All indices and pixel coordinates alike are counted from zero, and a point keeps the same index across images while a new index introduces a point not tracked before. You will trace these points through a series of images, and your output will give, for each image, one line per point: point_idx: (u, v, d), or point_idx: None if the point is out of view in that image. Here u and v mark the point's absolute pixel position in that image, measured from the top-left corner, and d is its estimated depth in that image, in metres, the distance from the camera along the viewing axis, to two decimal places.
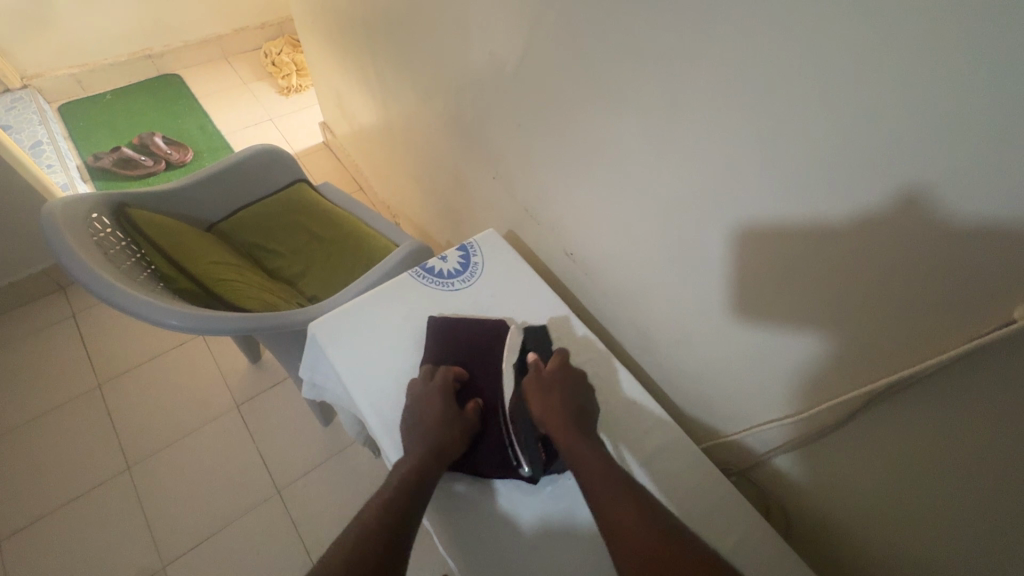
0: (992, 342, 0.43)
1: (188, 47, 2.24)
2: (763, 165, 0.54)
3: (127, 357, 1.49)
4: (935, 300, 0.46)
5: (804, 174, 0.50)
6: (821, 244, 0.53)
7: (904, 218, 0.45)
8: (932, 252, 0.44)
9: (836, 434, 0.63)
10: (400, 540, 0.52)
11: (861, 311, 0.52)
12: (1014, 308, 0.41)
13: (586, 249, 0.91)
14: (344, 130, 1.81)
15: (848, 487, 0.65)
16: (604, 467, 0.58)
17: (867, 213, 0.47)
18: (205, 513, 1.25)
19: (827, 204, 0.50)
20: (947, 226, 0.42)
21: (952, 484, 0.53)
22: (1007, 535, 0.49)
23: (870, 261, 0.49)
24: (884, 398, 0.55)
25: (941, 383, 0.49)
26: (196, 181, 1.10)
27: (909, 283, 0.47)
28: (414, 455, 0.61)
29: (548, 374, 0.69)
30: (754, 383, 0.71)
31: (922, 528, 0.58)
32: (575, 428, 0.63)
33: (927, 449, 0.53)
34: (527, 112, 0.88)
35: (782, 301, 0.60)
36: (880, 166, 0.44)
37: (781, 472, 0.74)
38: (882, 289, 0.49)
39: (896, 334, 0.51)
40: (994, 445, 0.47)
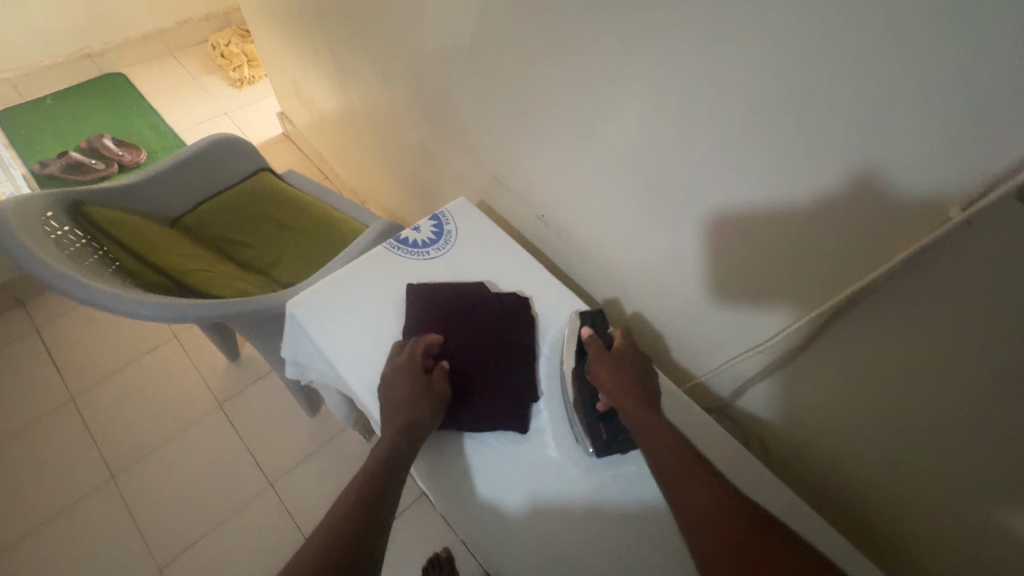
0: (937, 242, 0.46)
1: (129, 43, 2.14)
2: (718, 98, 0.55)
3: (98, 366, 1.45)
4: (880, 212, 0.49)
5: (758, 99, 0.52)
6: (776, 173, 0.55)
7: (851, 129, 0.46)
8: (881, 160, 0.46)
9: (806, 356, 0.66)
10: (376, 519, 0.51)
11: (818, 233, 0.55)
12: (953, 204, 0.44)
13: (556, 211, 0.92)
14: (304, 118, 1.77)
15: (819, 407, 0.69)
16: (663, 425, 0.61)
17: (819, 129, 0.49)
18: (198, 513, 1.24)
19: (779, 127, 0.51)
20: (891, 132, 0.44)
21: (910, 387, 0.56)
22: (958, 420, 0.54)
23: (823, 179, 0.51)
24: (843, 313, 0.58)
25: (888, 290, 0.53)
26: (152, 174, 1.07)
27: (859, 196, 0.49)
28: (390, 433, 0.61)
29: (617, 353, 0.69)
30: (726, 322, 0.73)
31: (884, 432, 0.62)
32: (637, 393, 0.65)
33: (885, 356, 0.57)
34: (487, 80, 0.88)
35: (744, 237, 0.63)
36: (830, 79, 0.45)
37: (756, 401, 0.78)
38: (835, 208, 0.52)
39: (851, 250, 0.53)
40: (944, 342, 0.51)
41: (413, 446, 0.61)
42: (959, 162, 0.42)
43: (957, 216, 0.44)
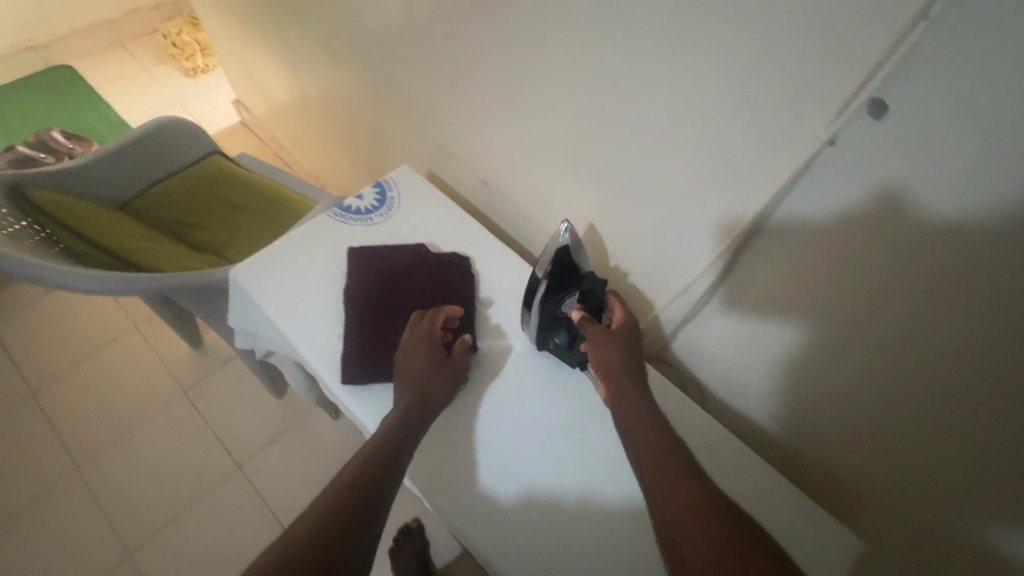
0: (812, 161, 0.51)
1: (76, 34, 2.08)
2: (627, 43, 0.59)
3: (57, 360, 1.43)
4: (770, 139, 0.53)
5: (660, 39, 0.55)
6: (681, 115, 0.59)
7: (735, 61, 0.51)
8: (764, 90, 0.50)
9: (723, 291, 0.70)
10: (377, 492, 0.53)
11: (723, 168, 0.59)
12: (821, 125, 0.48)
13: (499, 176, 0.94)
14: (259, 104, 1.75)
15: (741, 344, 0.72)
16: (656, 429, 0.56)
17: (710, 63, 0.53)
18: (166, 498, 1.25)
19: (679, 65, 0.55)
20: (765, 64, 0.49)
21: (804, 311, 0.62)
22: (850, 333, 0.58)
23: (719, 114, 0.55)
24: (747, 246, 0.62)
25: (780, 216, 0.57)
26: (97, 157, 1.06)
27: (748, 128, 0.54)
28: (403, 406, 0.63)
29: (619, 330, 0.68)
30: (658, 270, 0.77)
31: (795, 357, 0.67)
32: (635, 378, 0.64)
33: (785, 283, 0.62)
34: (426, 47, 0.89)
35: (665, 179, 0.66)
36: (716, 13, 0.50)
37: (689, 346, 0.81)
38: (731, 141, 0.56)
39: (752, 183, 0.57)
40: (830, 261, 0.56)
41: (412, 437, 0.60)
42: (821, 84, 0.46)
43: (823, 135, 0.48)
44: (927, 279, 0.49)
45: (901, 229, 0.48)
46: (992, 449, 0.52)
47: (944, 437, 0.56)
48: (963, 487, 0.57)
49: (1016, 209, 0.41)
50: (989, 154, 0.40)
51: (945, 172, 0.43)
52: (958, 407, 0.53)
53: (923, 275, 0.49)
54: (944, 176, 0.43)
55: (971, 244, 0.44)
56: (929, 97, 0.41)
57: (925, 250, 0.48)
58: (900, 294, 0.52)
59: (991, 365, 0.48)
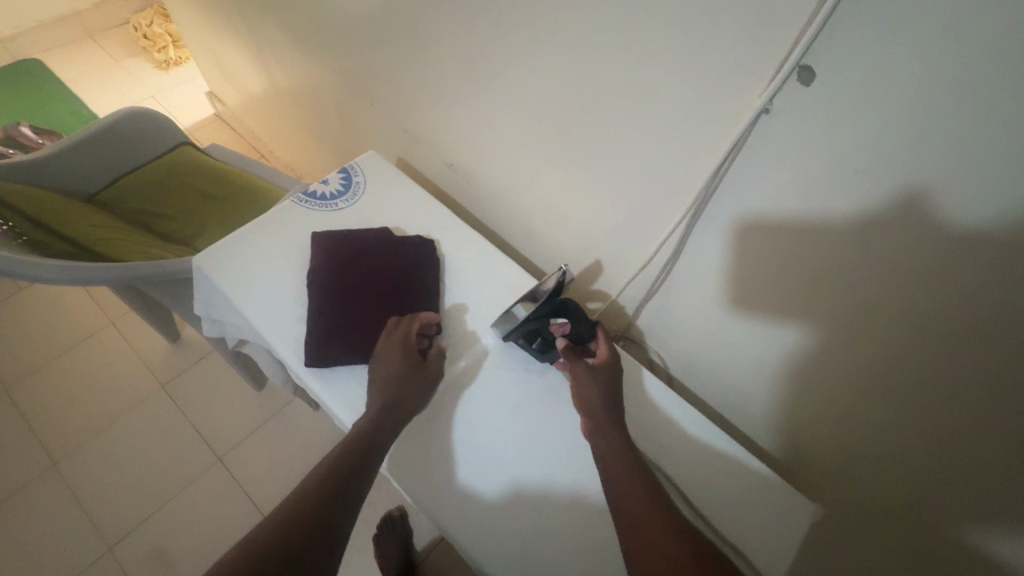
0: (753, 130, 0.53)
1: (42, 27, 2.04)
2: (576, 18, 0.60)
3: (30, 358, 1.41)
4: (717, 110, 0.54)
5: (607, 14, 0.57)
6: (632, 88, 0.60)
7: (676, 32, 0.52)
8: (704, 61, 0.52)
9: (683, 266, 0.71)
10: (343, 499, 0.53)
11: (677, 139, 0.60)
12: (756, 94, 0.50)
13: (467, 160, 0.94)
14: (231, 95, 1.73)
15: (701, 317, 0.74)
16: (639, 484, 0.54)
17: (653, 34, 0.54)
18: (146, 492, 1.25)
19: (625, 39, 0.57)
20: (704, 34, 0.51)
21: (759, 282, 0.63)
22: (803, 298, 0.60)
23: (666, 86, 0.57)
24: (699, 218, 0.64)
25: (732, 188, 0.58)
26: (61, 148, 1.04)
27: (695, 99, 0.55)
28: (375, 408, 0.63)
29: (601, 364, 0.68)
30: (620, 248, 0.78)
31: (752, 330, 0.69)
32: (613, 413, 0.64)
33: (739, 254, 0.63)
34: (390, 31, 0.89)
35: (625, 153, 0.67)
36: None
37: (654, 322, 0.82)
38: (677, 113, 0.58)
39: (701, 154, 0.59)
40: (778, 230, 0.58)
41: (381, 442, 0.60)
42: (754, 52, 0.48)
43: (757, 103, 0.50)
44: (865, 242, 0.51)
45: (843, 195, 0.50)
46: (942, 401, 0.54)
47: (903, 395, 0.57)
48: (925, 446, 0.58)
49: (933, 165, 0.43)
50: (905, 115, 0.42)
51: (870, 133, 0.45)
52: (912, 364, 0.54)
53: (862, 238, 0.51)
54: (870, 138, 0.45)
55: (900, 202, 0.47)
56: (851, 62, 0.43)
57: (861, 211, 0.50)
58: (841, 257, 0.54)
59: (931, 319, 0.50)
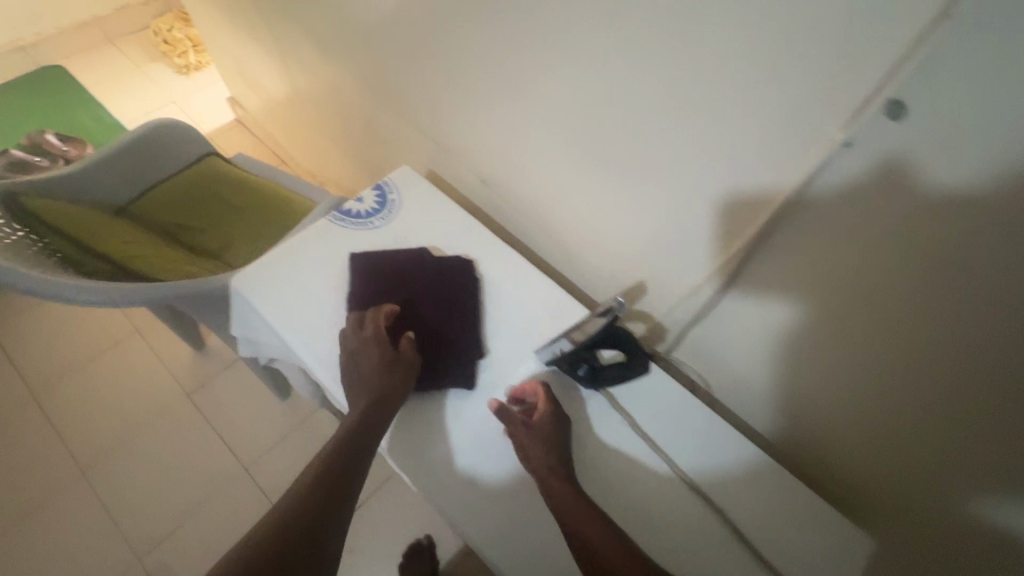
0: (825, 160, 0.50)
1: (65, 33, 2.05)
2: (633, 41, 0.58)
3: (58, 365, 1.42)
4: (787, 139, 0.52)
5: (666, 35, 0.55)
6: (690, 114, 0.58)
7: (746, 56, 0.50)
8: (776, 89, 0.50)
9: (735, 291, 0.68)
10: (324, 517, 0.53)
11: (736, 166, 0.57)
12: (835, 124, 0.48)
13: (501, 174, 0.91)
14: (253, 101, 1.72)
15: (749, 344, 0.71)
16: (611, 538, 0.55)
17: (718, 59, 0.52)
18: (174, 501, 1.25)
19: (687, 62, 0.55)
20: (778, 61, 0.48)
21: (820, 311, 0.61)
22: (859, 328, 0.58)
23: (729, 113, 0.55)
24: (757, 248, 0.61)
25: (799, 216, 0.56)
26: (92, 161, 1.05)
27: (762, 127, 0.53)
28: (354, 416, 0.62)
29: (541, 418, 0.66)
30: (665, 270, 0.75)
31: (786, 353, 0.68)
32: (564, 464, 0.63)
33: (799, 284, 0.60)
34: (425, 43, 0.86)
35: (677, 176, 0.64)
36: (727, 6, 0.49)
37: (697, 346, 0.79)
38: (741, 141, 0.55)
39: (763, 180, 0.56)
40: (846, 261, 0.55)
41: (360, 450, 0.60)
42: (835, 82, 0.46)
43: (838, 136, 0.48)
44: (945, 279, 0.48)
45: (927, 229, 0.47)
46: (965, 388, 0.53)
47: (923, 382, 0.56)
48: (946, 429, 0.57)
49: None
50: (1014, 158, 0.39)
51: (967, 170, 0.42)
52: (936, 353, 0.53)
53: (943, 275, 0.48)
54: (964, 177, 0.43)
55: (988, 240, 0.44)
56: (949, 98, 0.41)
57: (938, 245, 0.47)
58: (911, 289, 0.51)
59: (974, 320, 0.48)
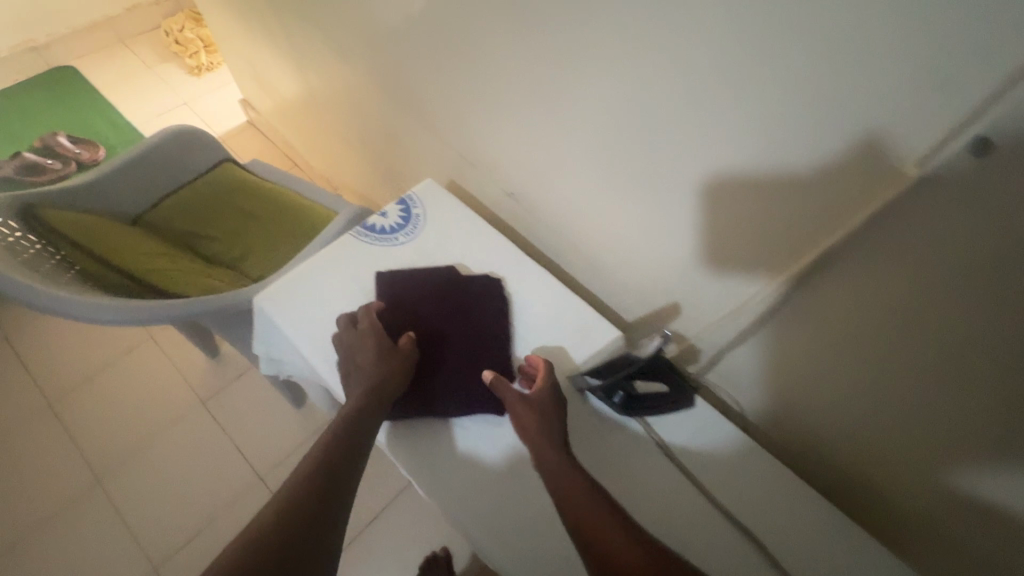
0: (894, 193, 0.47)
1: (76, 33, 2.03)
2: (683, 65, 0.55)
3: (73, 371, 1.42)
4: (854, 169, 0.49)
5: (721, 59, 0.52)
6: (743, 140, 0.55)
7: (812, 85, 0.47)
8: (845, 120, 0.47)
9: (779, 319, 0.65)
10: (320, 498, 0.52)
11: (792, 192, 0.55)
12: (910, 156, 0.45)
13: (527, 188, 0.89)
14: (266, 103, 1.69)
15: (791, 372, 0.69)
16: (605, 511, 0.54)
17: (779, 86, 0.49)
18: (189, 511, 1.24)
19: (743, 88, 0.52)
20: (848, 91, 0.46)
21: (873, 346, 0.58)
22: (899, 356, 0.56)
23: (787, 140, 0.52)
24: (808, 278, 0.59)
25: (858, 249, 0.53)
26: (108, 170, 1.03)
27: (824, 157, 0.50)
28: (352, 402, 0.62)
29: (537, 397, 0.66)
30: (703, 292, 0.72)
31: (795, 363, 0.67)
32: (561, 441, 0.62)
33: (852, 317, 0.57)
34: (451, 53, 0.83)
35: (723, 199, 0.61)
36: (792, 31, 0.46)
37: (731, 371, 0.76)
38: (800, 169, 0.53)
39: (822, 209, 0.54)
40: (908, 299, 0.52)
41: (357, 434, 0.60)
42: (910, 115, 0.44)
43: (912, 172, 0.45)
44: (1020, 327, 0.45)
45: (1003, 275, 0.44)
46: (959, 372, 0.51)
47: (919, 368, 0.55)
48: (944, 414, 0.55)
49: None
50: None
51: None
52: (929, 339, 0.52)
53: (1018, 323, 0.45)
54: None
55: None
56: None
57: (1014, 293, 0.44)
58: (981, 332, 0.48)
59: None
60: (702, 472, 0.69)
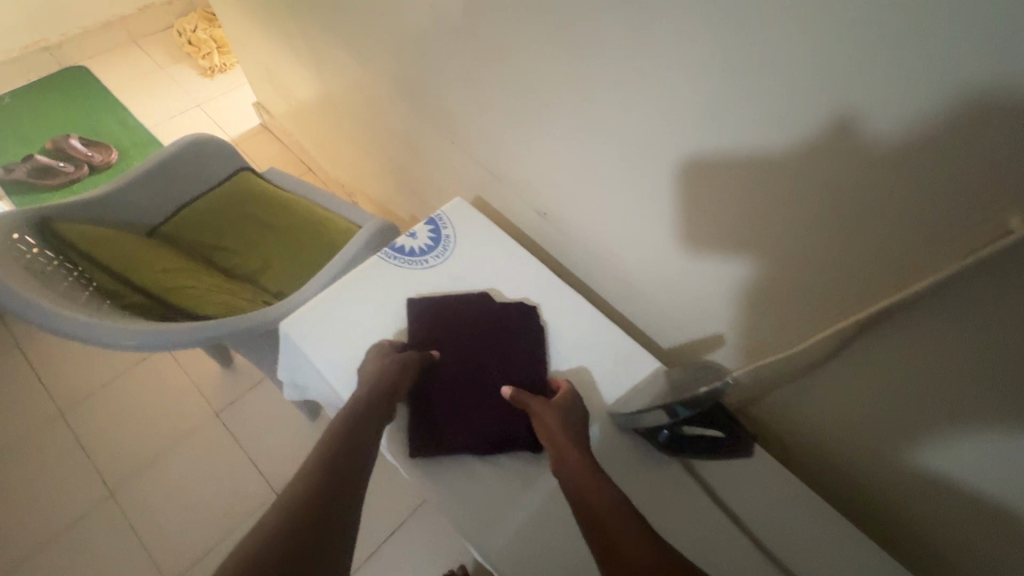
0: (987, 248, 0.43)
1: (89, 33, 2.01)
2: (741, 102, 0.52)
3: (85, 380, 1.40)
4: (937, 218, 0.45)
5: (787, 98, 0.48)
6: (806, 182, 0.52)
7: (893, 130, 0.43)
8: (929, 171, 0.43)
9: (834, 362, 0.60)
10: (332, 485, 0.52)
11: (861, 236, 0.51)
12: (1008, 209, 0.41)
13: (559, 208, 0.85)
14: (280, 107, 1.66)
15: (841, 416, 0.64)
16: (612, 500, 0.53)
17: (847, 125, 0.46)
18: (201, 527, 1.22)
19: (808, 127, 0.49)
20: (934, 142, 0.42)
21: (946, 401, 0.53)
22: (964, 402, 0.51)
23: (858, 184, 0.48)
24: (873, 326, 0.54)
25: (935, 301, 0.48)
26: (126, 182, 1.01)
27: (903, 203, 0.46)
28: (361, 400, 0.62)
29: (554, 406, 0.66)
30: (749, 326, 0.69)
31: (819, 384, 0.64)
32: (576, 443, 0.62)
33: (923, 370, 0.53)
34: (481, 67, 0.80)
35: (780, 235, 0.57)
36: (874, 74, 0.42)
37: (774, 410, 0.72)
38: (869, 214, 0.49)
39: (894, 255, 0.49)
40: (991, 357, 0.47)
41: (365, 430, 0.60)
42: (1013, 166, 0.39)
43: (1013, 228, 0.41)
44: None
45: None
46: (960, 372, 0.50)
47: (917, 370, 0.53)
48: (956, 424, 0.53)
49: None
50: None
51: None
52: (953, 345, 0.49)
53: None
54: None
55: None
56: None
57: None
58: None
59: None
60: (750, 519, 0.64)
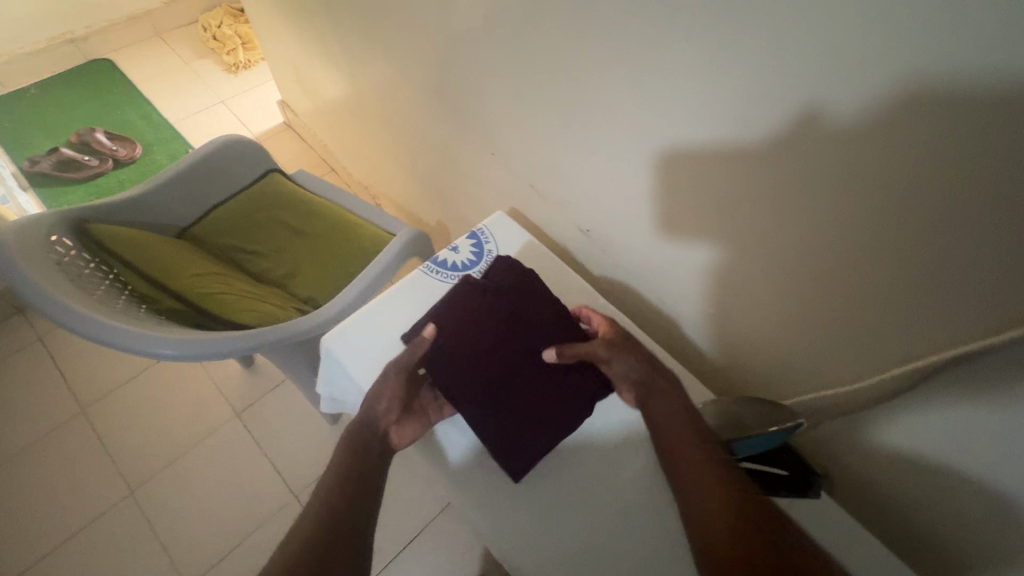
0: None
1: (114, 26, 2.01)
2: (808, 139, 0.49)
3: (107, 376, 1.40)
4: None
5: (859, 139, 0.46)
6: (876, 222, 0.49)
7: (986, 181, 0.40)
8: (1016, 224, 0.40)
9: (898, 399, 0.58)
10: (323, 537, 0.51)
11: (932, 281, 0.48)
12: None
13: (601, 225, 0.84)
14: (306, 107, 1.66)
15: (903, 453, 0.62)
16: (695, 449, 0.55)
17: (924, 171, 0.43)
18: (219, 530, 1.21)
19: (881, 169, 0.46)
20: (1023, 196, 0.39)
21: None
22: None
23: (944, 232, 0.45)
24: (942, 371, 0.52)
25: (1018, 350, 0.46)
26: (159, 184, 1.00)
27: (986, 251, 0.43)
28: (348, 440, 0.62)
29: (615, 342, 0.67)
30: (800, 356, 0.67)
31: (883, 421, 0.62)
32: (654, 381, 0.64)
33: (1000, 415, 0.50)
34: (522, 83, 0.78)
35: (842, 272, 0.55)
36: (956, 123, 0.40)
37: (830, 443, 0.69)
38: (950, 260, 0.46)
39: (968, 303, 0.47)
40: None
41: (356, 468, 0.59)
42: None
43: None
44: None
45: None
46: (950, 373, 0.52)
47: (951, 394, 0.53)
48: None
49: None
50: None
51: None
52: None
53: None
54: None
55: None
56: None
57: None
58: None
59: None
60: None
